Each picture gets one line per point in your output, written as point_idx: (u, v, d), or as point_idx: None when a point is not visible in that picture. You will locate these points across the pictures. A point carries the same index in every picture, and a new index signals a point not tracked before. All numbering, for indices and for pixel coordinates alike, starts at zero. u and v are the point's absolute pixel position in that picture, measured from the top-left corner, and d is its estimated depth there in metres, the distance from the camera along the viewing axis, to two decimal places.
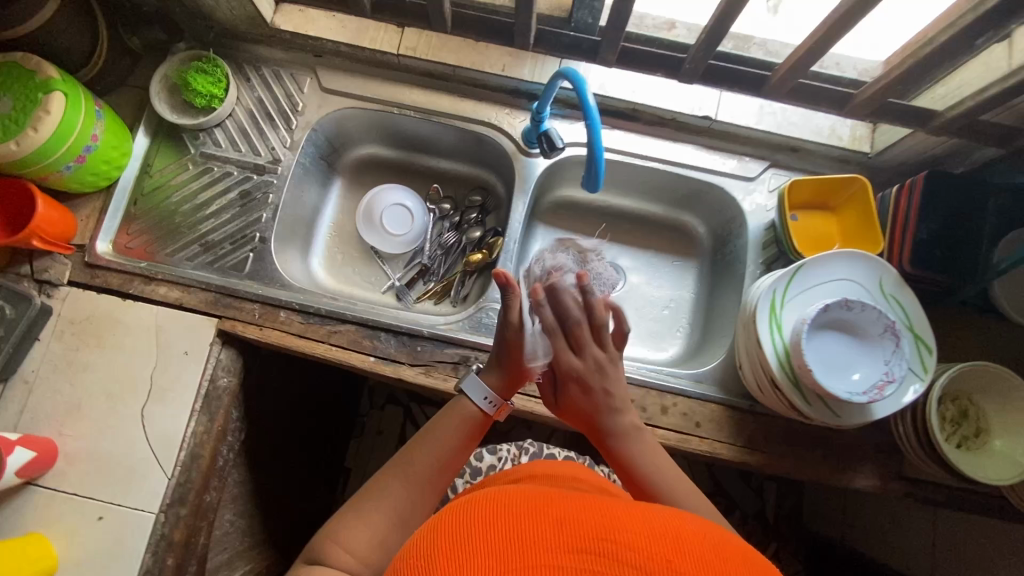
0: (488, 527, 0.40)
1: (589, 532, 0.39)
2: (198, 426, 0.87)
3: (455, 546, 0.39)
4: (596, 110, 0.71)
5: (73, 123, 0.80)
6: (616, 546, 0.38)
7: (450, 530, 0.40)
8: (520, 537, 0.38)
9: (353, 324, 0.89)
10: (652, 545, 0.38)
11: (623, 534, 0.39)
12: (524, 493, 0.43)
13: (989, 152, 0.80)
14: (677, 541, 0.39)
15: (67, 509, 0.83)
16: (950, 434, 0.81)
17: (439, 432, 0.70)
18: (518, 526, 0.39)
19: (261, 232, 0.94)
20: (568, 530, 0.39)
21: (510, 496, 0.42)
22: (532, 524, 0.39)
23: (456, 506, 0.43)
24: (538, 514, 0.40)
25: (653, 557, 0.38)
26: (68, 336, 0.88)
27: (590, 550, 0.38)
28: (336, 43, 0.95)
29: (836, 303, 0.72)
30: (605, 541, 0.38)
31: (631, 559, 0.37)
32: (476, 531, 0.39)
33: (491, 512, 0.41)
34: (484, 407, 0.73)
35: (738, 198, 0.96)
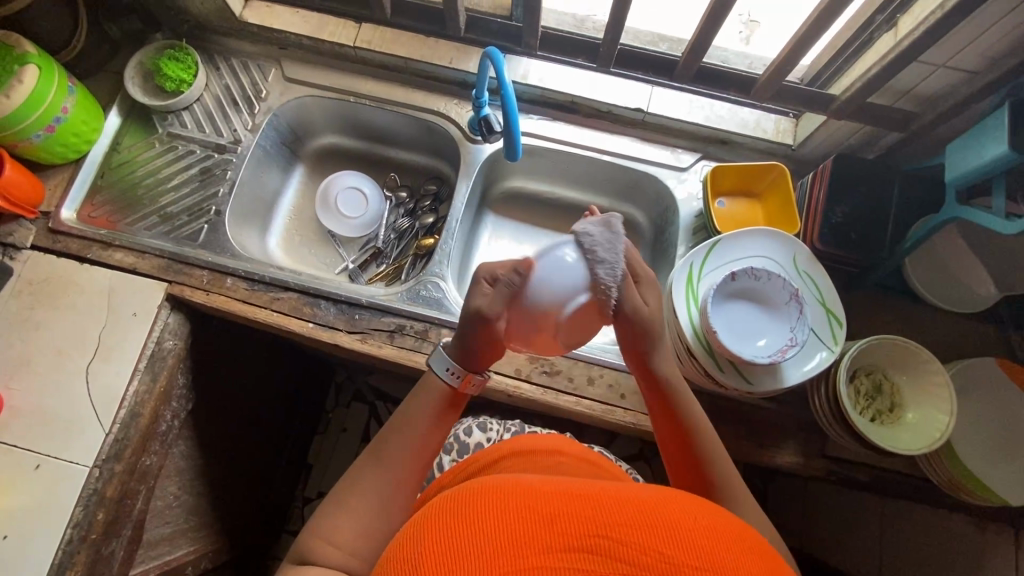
0: (477, 528, 0.40)
1: (581, 530, 0.40)
2: (140, 385, 0.90)
3: (445, 550, 0.39)
4: (512, 86, 0.75)
5: (44, 94, 0.88)
6: (607, 541, 0.39)
7: (439, 534, 0.41)
8: (509, 538, 0.39)
9: (295, 292, 0.93)
10: (640, 535, 0.40)
11: (613, 525, 0.40)
12: (509, 489, 0.44)
13: (893, 138, 0.86)
14: (667, 529, 0.40)
15: (6, 461, 0.85)
16: (866, 408, 0.82)
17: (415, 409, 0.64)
18: (508, 526, 0.40)
19: (218, 205, 1.00)
20: (557, 527, 0.40)
21: (495, 492, 0.43)
22: (521, 522, 0.40)
23: (442, 509, 0.44)
24: (526, 511, 0.41)
25: (644, 551, 0.39)
26: (25, 296, 0.92)
27: (581, 548, 0.39)
28: (299, 36, 1.04)
29: (742, 270, 0.77)
30: (597, 537, 0.39)
31: (622, 554, 0.38)
32: (466, 534, 0.40)
33: (477, 513, 0.42)
34: (449, 378, 0.64)
35: (671, 186, 1.01)
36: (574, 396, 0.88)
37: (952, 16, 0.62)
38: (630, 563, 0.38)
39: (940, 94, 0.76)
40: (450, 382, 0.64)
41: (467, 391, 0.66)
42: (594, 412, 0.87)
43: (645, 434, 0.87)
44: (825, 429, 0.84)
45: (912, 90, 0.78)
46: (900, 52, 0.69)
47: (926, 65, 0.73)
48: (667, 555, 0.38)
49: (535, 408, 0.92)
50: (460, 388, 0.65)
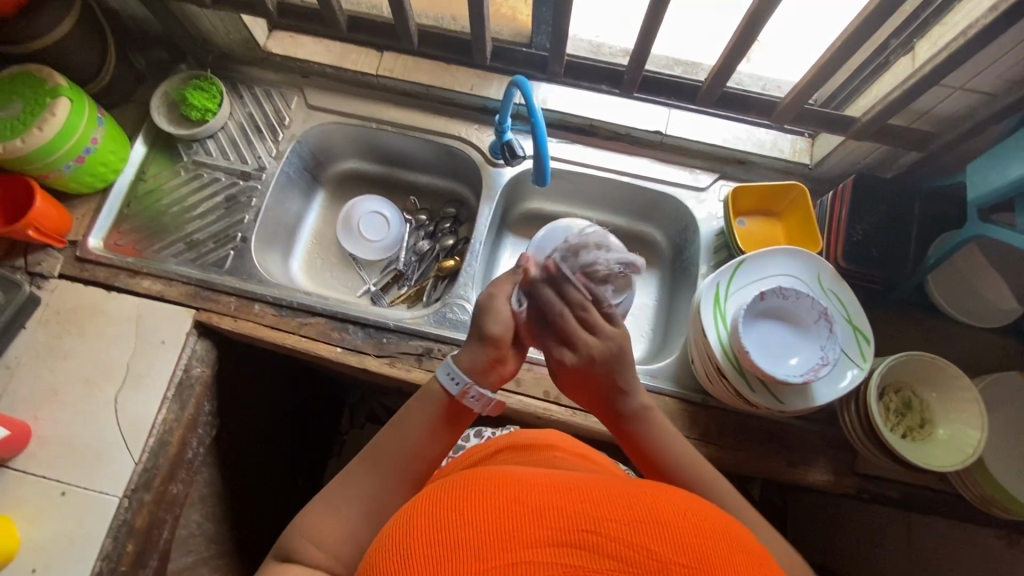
0: (465, 523, 0.39)
1: (569, 524, 0.39)
2: (168, 413, 0.90)
3: (433, 546, 0.39)
4: (541, 113, 0.77)
5: (75, 126, 0.89)
6: (596, 537, 0.38)
7: (429, 524, 0.40)
8: (497, 535, 0.38)
9: (322, 317, 0.93)
10: (627, 530, 0.39)
11: (602, 521, 0.39)
12: (499, 483, 0.43)
13: (911, 157, 0.88)
14: (654, 524, 0.40)
15: (34, 492, 0.85)
16: (896, 425, 0.82)
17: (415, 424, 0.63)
18: (496, 522, 0.39)
19: (243, 232, 1.01)
20: (545, 522, 0.39)
21: (486, 486, 0.42)
22: (510, 517, 0.39)
23: (432, 502, 0.43)
24: (514, 506, 0.40)
25: (630, 546, 0.38)
26: (53, 325, 0.92)
27: (570, 544, 0.38)
28: (322, 65, 1.06)
29: (771, 290, 0.77)
30: (584, 533, 0.39)
31: (609, 550, 0.38)
32: (454, 528, 0.39)
33: (467, 506, 0.41)
34: (451, 390, 0.64)
35: (691, 206, 1.02)
36: None
37: (973, 45, 0.64)
38: (619, 559, 0.38)
39: (958, 116, 0.78)
40: (447, 388, 0.64)
41: (467, 403, 0.64)
42: None
43: None
44: (856, 446, 0.85)
45: (929, 111, 0.80)
46: (922, 76, 0.70)
47: (944, 88, 0.75)
48: (654, 551, 0.38)
49: (563, 429, 0.92)
50: (457, 397, 0.64)
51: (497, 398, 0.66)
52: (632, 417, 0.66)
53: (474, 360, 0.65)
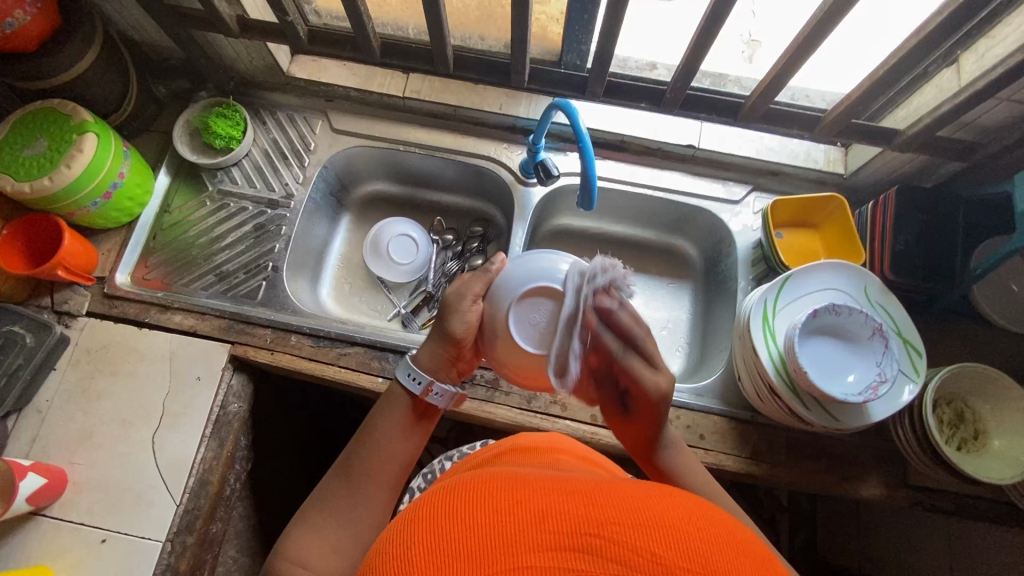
0: (461, 525, 0.37)
1: (569, 528, 0.36)
2: (207, 451, 0.87)
3: (428, 546, 0.36)
4: (587, 135, 0.75)
5: (102, 162, 0.87)
6: (598, 539, 0.35)
7: (426, 526, 0.38)
8: (494, 538, 0.35)
9: (361, 346, 0.92)
10: (633, 533, 0.35)
11: (606, 523, 0.36)
12: (501, 485, 0.40)
13: (953, 167, 0.87)
14: (665, 527, 0.36)
15: (73, 540, 0.82)
16: (950, 437, 0.81)
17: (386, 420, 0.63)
18: (494, 524, 0.36)
19: (274, 261, 0.99)
20: (546, 527, 0.36)
21: (488, 489, 0.40)
22: (510, 519, 0.36)
23: (432, 501, 0.40)
24: (516, 510, 0.37)
25: (634, 551, 0.34)
26: (84, 365, 0.90)
27: (572, 547, 0.35)
28: (347, 88, 1.04)
29: (824, 308, 0.76)
30: (587, 535, 0.35)
31: (612, 553, 0.34)
32: (450, 529, 0.37)
33: (467, 508, 0.38)
34: (415, 388, 0.63)
35: (726, 219, 1.01)
36: None
37: None
38: (623, 564, 0.34)
39: (1005, 126, 0.77)
40: (410, 387, 0.63)
41: (431, 400, 0.64)
42: None
43: (726, 474, 0.86)
44: (909, 459, 0.84)
45: (974, 121, 0.79)
46: (976, 89, 0.70)
47: (993, 100, 0.74)
48: (661, 557, 0.34)
49: (609, 452, 0.90)
50: (421, 396, 0.63)
51: (457, 390, 0.66)
52: (667, 446, 0.65)
53: (433, 358, 0.65)
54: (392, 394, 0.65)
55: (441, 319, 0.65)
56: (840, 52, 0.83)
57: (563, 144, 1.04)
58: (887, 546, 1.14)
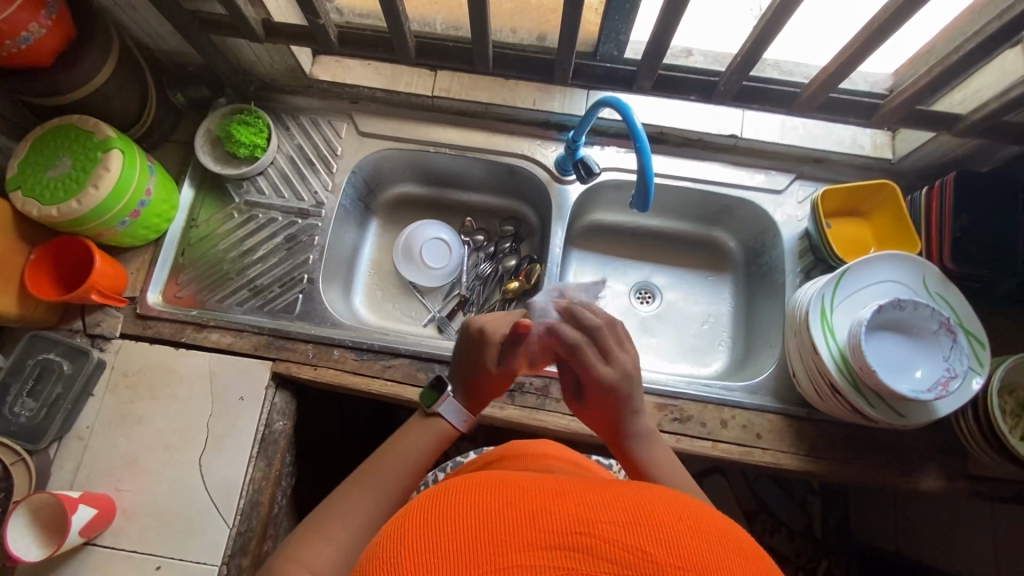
0: (449, 525, 0.36)
1: (558, 527, 0.35)
2: (256, 471, 0.86)
3: (417, 546, 0.35)
4: (643, 131, 0.72)
5: (129, 179, 0.83)
6: (589, 538, 0.34)
7: (417, 533, 0.36)
8: (482, 537, 0.35)
9: (406, 357, 0.89)
10: (622, 530, 0.35)
11: (597, 521, 0.35)
12: (490, 484, 0.39)
13: (1011, 150, 0.85)
14: (657, 524, 0.36)
15: (126, 568, 0.81)
16: (1014, 427, 0.79)
17: (407, 452, 0.64)
18: (483, 522, 0.35)
19: (309, 273, 0.96)
20: (537, 526, 0.35)
21: (477, 489, 0.38)
22: (498, 517, 0.36)
23: (423, 500, 0.39)
24: (504, 509, 0.36)
25: (629, 548, 0.34)
26: (122, 388, 0.88)
27: (563, 547, 0.34)
28: (372, 89, 1.00)
29: (889, 303, 0.74)
30: (575, 534, 0.35)
31: (604, 552, 0.34)
32: (437, 528, 0.35)
33: (460, 508, 0.37)
34: (460, 424, 0.68)
35: (770, 210, 0.98)
36: (709, 440, 0.85)
37: None
38: (615, 562, 0.33)
39: None
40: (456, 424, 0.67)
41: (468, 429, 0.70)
42: (732, 455, 0.84)
43: (783, 472, 0.85)
44: (971, 449, 0.83)
45: None
46: None
47: None
48: (653, 556, 0.34)
49: None
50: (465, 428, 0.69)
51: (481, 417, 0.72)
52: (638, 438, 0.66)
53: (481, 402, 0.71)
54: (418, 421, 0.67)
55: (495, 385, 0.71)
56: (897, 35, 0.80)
57: (600, 138, 1.01)
58: (930, 529, 1.14)
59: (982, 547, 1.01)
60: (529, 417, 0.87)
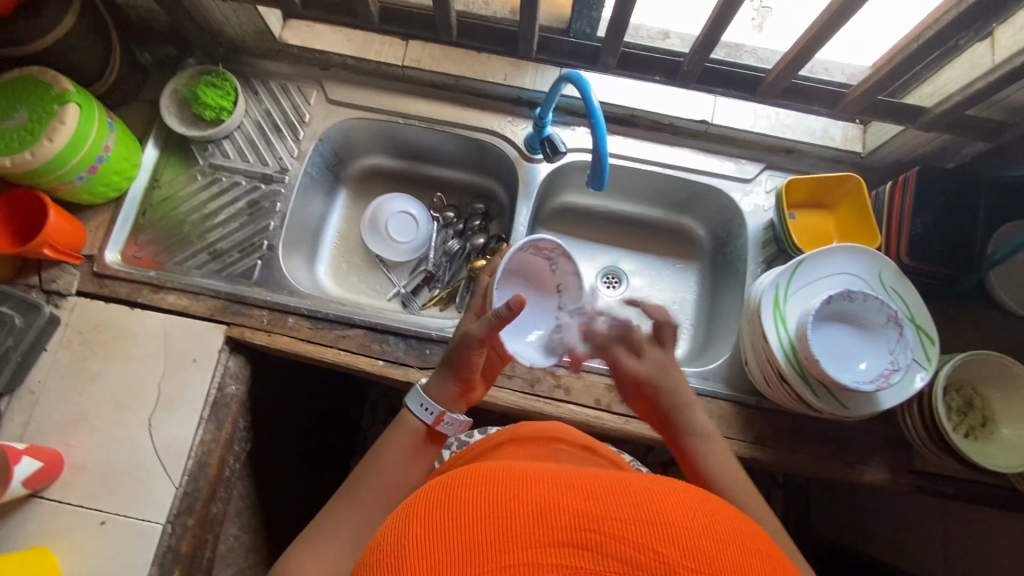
0: (457, 521, 0.37)
1: (568, 522, 0.36)
2: (206, 433, 0.86)
3: (425, 542, 0.36)
4: (599, 109, 0.72)
5: (86, 134, 0.82)
6: (598, 535, 0.35)
7: (426, 525, 0.37)
8: (492, 533, 0.35)
9: (361, 328, 0.89)
10: (634, 529, 0.35)
11: (608, 519, 0.36)
12: (498, 477, 0.40)
13: (977, 147, 0.84)
14: (669, 523, 0.36)
15: (71, 522, 0.82)
16: (958, 424, 0.80)
17: (391, 451, 0.66)
18: (493, 518, 0.36)
19: (269, 239, 0.96)
20: (545, 521, 0.36)
21: (488, 482, 0.39)
22: (508, 513, 0.36)
23: (431, 496, 0.40)
24: (516, 506, 0.37)
25: (636, 547, 0.34)
26: (76, 345, 0.88)
27: (570, 543, 0.35)
28: (343, 56, 0.99)
29: (838, 294, 0.74)
30: (585, 530, 0.35)
31: (615, 550, 0.34)
32: (446, 523, 0.37)
33: (469, 501, 0.38)
34: (426, 417, 0.67)
35: (737, 199, 0.98)
36: None
37: None
38: (625, 561, 0.34)
39: None
40: (423, 418, 0.67)
41: (443, 429, 0.68)
42: None
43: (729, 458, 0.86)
44: (915, 444, 0.83)
45: (1004, 99, 0.75)
46: (1011, 69, 0.66)
47: None
48: (664, 555, 0.34)
49: (612, 436, 0.89)
50: (433, 425, 0.67)
51: (468, 419, 0.70)
52: (696, 435, 0.65)
53: (444, 393, 0.69)
54: (403, 420, 0.68)
55: (455, 359, 0.69)
56: (865, 23, 0.79)
57: (571, 118, 1.00)
58: (883, 525, 1.15)
59: (928, 543, 1.02)
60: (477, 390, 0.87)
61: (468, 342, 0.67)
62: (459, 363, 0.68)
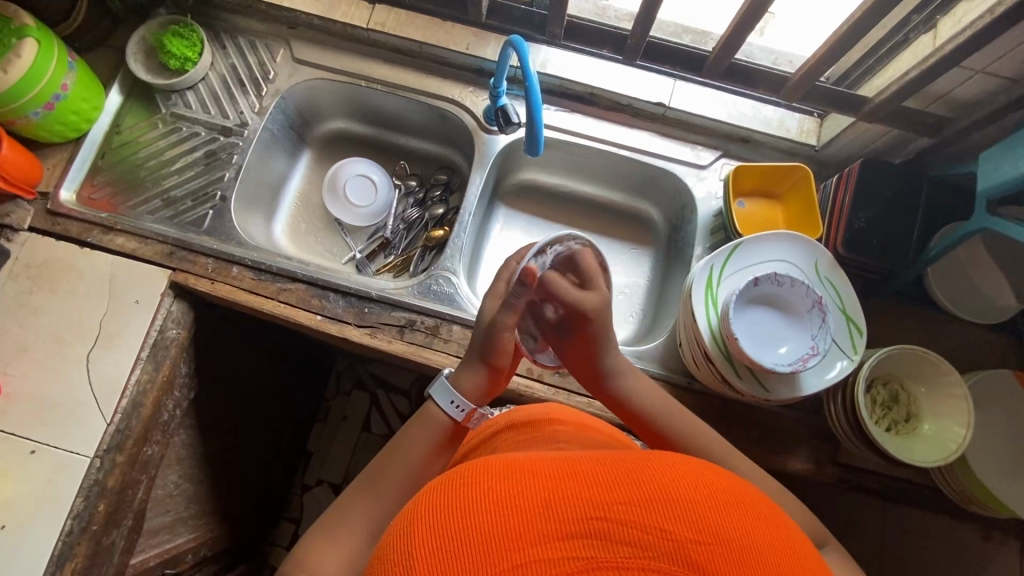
0: (461, 523, 0.37)
1: (574, 512, 0.37)
2: (142, 374, 0.87)
3: (432, 548, 0.37)
4: (536, 75, 0.73)
5: (44, 69, 0.84)
6: (605, 523, 0.36)
7: (428, 532, 0.38)
8: (500, 532, 0.36)
9: (302, 283, 0.90)
10: (636, 510, 0.36)
11: (611, 505, 0.37)
12: (497, 473, 0.41)
13: (922, 143, 0.84)
14: (667, 500, 0.37)
15: (4, 448, 0.83)
16: (881, 418, 0.80)
17: (411, 445, 0.61)
18: (496, 517, 0.37)
19: (223, 190, 0.97)
20: (552, 512, 0.37)
21: (487, 479, 0.40)
22: (514, 507, 0.37)
23: (429, 499, 0.41)
24: (518, 500, 0.38)
25: (643, 528, 0.35)
26: (23, 279, 0.89)
27: (578, 534, 0.36)
28: (309, 16, 1.00)
29: (766, 276, 0.75)
30: (591, 521, 0.36)
31: (620, 535, 0.35)
32: (448, 526, 0.37)
33: (468, 502, 0.38)
34: (454, 414, 0.63)
35: (690, 184, 0.98)
36: (587, 397, 0.86)
37: (996, 26, 0.60)
38: (634, 544, 0.35)
39: (974, 101, 0.74)
40: (452, 415, 0.63)
41: (470, 425, 0.65)
42: (606, 414, 0.85)
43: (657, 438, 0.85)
44: (840, 437, 0.82)
45: (946, 95, 0.76)
46: (942, 55, 0.67)
47: (964, 70, 0.70)
48: (671, 532, 0.35)
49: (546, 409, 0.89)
50: (462, 422, 0.63)
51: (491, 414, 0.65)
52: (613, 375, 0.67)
53: (472, 384, 0.65)
54: (428, 414, 0.63)
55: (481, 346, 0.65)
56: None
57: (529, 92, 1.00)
58: None
59: None
60: (410, 352, 0.87)
61: (501, 329, 0.63)
62: (491, 352, 0.64)
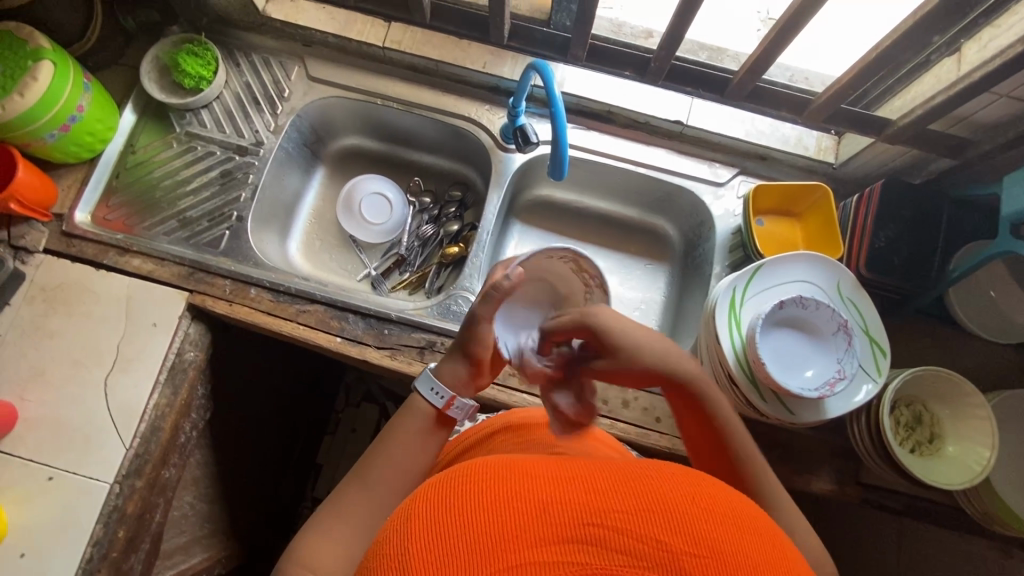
0: (455, 520, 0.36)
1: (572, 516, 0.35)
2: (161, 398, 0.87)
3: (426, 546, 0.36)
4: (561, 99, 0.73)
5: (59, 91, 0.83)
6: (600, 529, 0.35)
7: (423, 528, 0.37)
8: (495, 533, 0.35)
9: (320, 305, 0.90)
10: (634, 520, 0.35)
11: (609, 513, 0.36)
12: (496, 473, 0.39)
13: (942, 164, 0.85)
14: (667, 513, 0.36)
15: (22, 475, 0.82)
16: (905, 439, 0.80)
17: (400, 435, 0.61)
18: (492, 518, 0.36)
19: (239, 211, 0.96)
20: (549, 516, 0.35)
21: (485, 479, 0.39)
22: (510, 509, 0.36)
23: (426, 496, 0.40)
24: (516, 502, 0.36)
25: (639, 539, 0.34)
26: (39, 302, 0.88)
27: (573, 540, 0.35)
28: (325, 34, 1.00)
29: (792, 299, 0.75)
30: (588, 526, 0.35)
31: (616, 544, 0.34)
32: (444, 523, 0.36)
33: (464, 500, 0.37)
34: (436, 402, 0.62)
35: (708, 202, 0.97)
36: (608, 418, 0.86)
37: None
38: (630, 554, 0.34)
39: (997, 124, 0.75)
40: (434, 403, 0.63)
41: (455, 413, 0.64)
42: (628, 435, 0.85)
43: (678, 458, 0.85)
44: (863, 458, 0.82)
45: (969, 117, 0.76)
46: (970, 82, 0.67)
47: (989, 95, 0.70)
48: (667, 544, 0.34)
49: None
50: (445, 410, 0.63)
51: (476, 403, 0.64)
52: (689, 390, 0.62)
53: (455, 374, 0.64)
54: (413, 406, 0.63)
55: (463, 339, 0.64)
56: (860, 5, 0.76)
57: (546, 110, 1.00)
58: None
59: None
60: None
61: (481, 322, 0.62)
62: (471, 343, 0.63)
